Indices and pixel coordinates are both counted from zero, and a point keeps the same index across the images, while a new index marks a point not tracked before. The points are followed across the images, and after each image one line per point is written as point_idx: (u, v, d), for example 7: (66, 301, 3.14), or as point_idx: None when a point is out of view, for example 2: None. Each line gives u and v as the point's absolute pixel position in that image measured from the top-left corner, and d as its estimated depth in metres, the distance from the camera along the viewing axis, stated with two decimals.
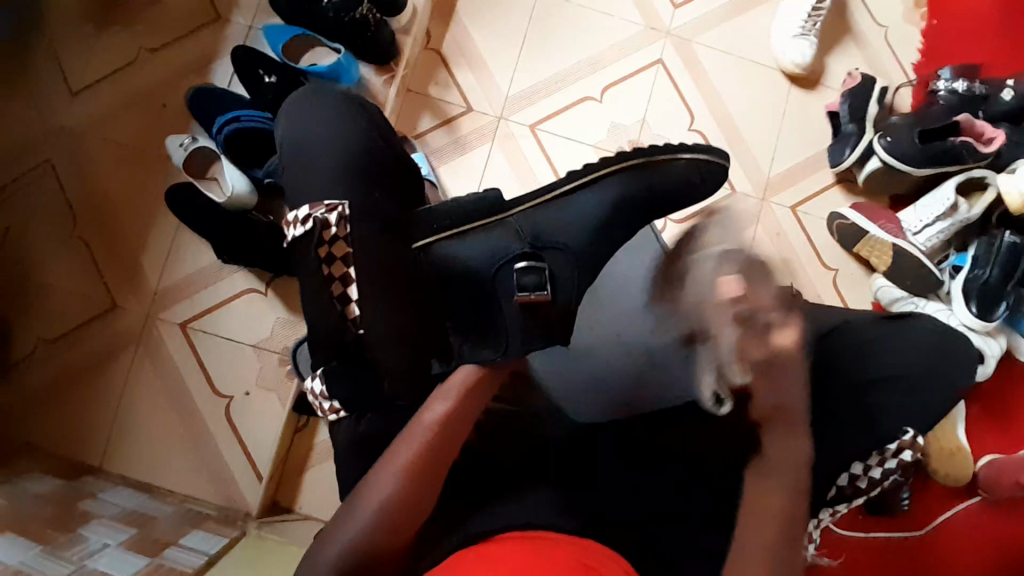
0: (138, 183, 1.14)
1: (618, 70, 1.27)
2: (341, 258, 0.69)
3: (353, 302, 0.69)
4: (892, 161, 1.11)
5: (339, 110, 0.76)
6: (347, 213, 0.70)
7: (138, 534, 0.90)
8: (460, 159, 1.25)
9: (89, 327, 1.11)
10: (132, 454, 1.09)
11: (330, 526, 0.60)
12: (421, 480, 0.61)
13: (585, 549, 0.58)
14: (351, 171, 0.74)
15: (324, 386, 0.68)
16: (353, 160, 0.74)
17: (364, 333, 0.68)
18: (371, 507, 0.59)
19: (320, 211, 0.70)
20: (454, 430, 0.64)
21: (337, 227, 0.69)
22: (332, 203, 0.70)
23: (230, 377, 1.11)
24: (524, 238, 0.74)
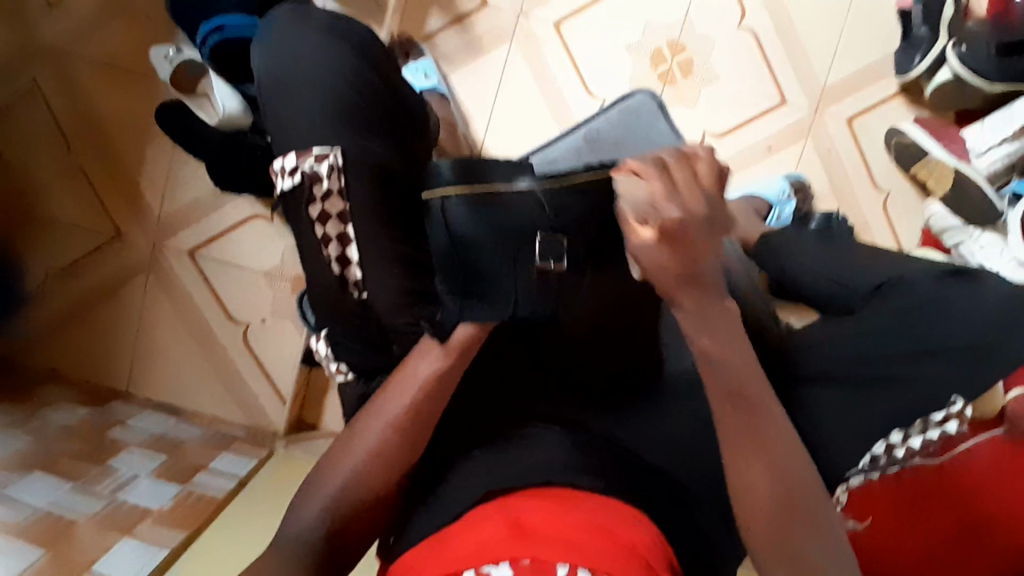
0: (130, 101, 1.06)
1: None
2: (336, 215, 0.62)
3: (353, 265, 0.62)
4: (965, 74, 0.96)
5: (332, 37, 0.66)
6: (340, 162, 0.61)
7: (169, 461, 0.94)
8: (475, 63, 1.11)
9: (101, 255, 1.09)
10: (156, 380, 1.11)
11: (319, 470, 0.60)
12: (409, 437, 0.59)
13: (603, 504, 0.55)
14: (345, 109, 0.63)
15: (330, 351, 0.64)
16: (344, 97, 0.63)
17: (368, 299, 0.62)
18: (358, 462, 0.58)
19: (308, 161, 0.61)
20: (445, 384, 0.60)
21: (330, 181, 0.61)
22: (322, 151, 0.61)
23: (246, 306, 1.09)
24: (545, 214, 0.60)
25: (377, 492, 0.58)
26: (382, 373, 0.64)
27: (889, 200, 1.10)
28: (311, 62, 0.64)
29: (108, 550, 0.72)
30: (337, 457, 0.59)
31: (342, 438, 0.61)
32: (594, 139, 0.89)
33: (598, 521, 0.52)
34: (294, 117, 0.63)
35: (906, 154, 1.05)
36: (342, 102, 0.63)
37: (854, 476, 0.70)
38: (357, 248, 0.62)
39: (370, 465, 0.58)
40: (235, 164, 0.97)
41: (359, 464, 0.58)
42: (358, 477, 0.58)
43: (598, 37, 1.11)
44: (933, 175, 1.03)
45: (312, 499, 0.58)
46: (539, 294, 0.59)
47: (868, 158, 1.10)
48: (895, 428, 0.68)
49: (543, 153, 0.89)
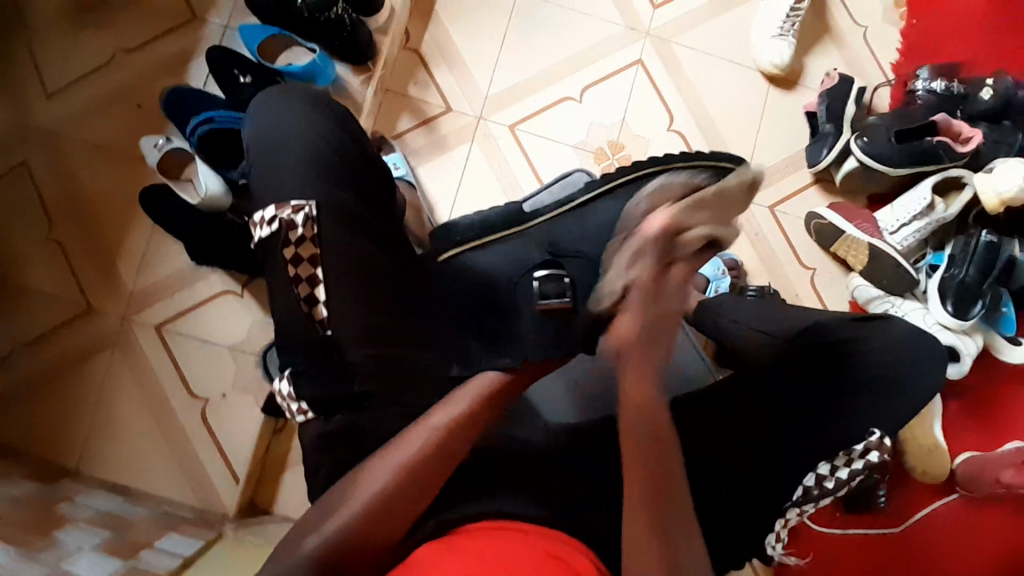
0: (115, 185, 1.14)
1: (599, 70, 1.27)
2: (308, 259, 0.69)
3: (320, 304, 0.69)
4: (869, 161, 1.13)
5: (312, 111, 0.75)
6: (314, 214, 0.69)
7: (114, 536, 0.90)
8: (439, 158, 1.25)
9: (69, 330, 1.11)
10: (108, 457, 1.09)
11: (310, 518, 0.61)
12: (422, 479, 0.61)
13: (559, 542, 0.60)
14: (319, 171, 0.72)
15: (291, 388, 0.68)
16: (319, 161, 0.72)
17: (333, 334, 0.69)
18: (358, 502, 0.59)
19: (286, 211, 0.69)
20: (462, 434, 0.64)
21: (304, 228, 0.69)
22: (298, 203, 0.69)
23: (208, 379, 1.10)
24: (543, 248, 0.80)
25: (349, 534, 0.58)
26: (341, 411, 0.68)
27: (816, 277, 1.22)
28: (285, 124, 0.74)
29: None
30: (342, 499, 0.60)
31: (343, 486, 0.62)
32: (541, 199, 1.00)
33: (550, 556, 0.56)
34: (275, 176, 0.72)
35: (828, 234, 1.17)
36: (309, 155, 0.72)
37: (790, 508, 0.74)
38: (323, 286, 0.69)
39: (375, 499, 0.60)
40: (211, 229, 1.03)
41: (356, 508, 0.59)
42: (362, 511, 0.59)
43: (548, 137, 1.26)
44: (851, 251, 1.16)
45: (309, 532, 0.58)
46: (542, 324, 0.73)
47: (791, 240, 1.23)
48: (822, 461, 0.74)
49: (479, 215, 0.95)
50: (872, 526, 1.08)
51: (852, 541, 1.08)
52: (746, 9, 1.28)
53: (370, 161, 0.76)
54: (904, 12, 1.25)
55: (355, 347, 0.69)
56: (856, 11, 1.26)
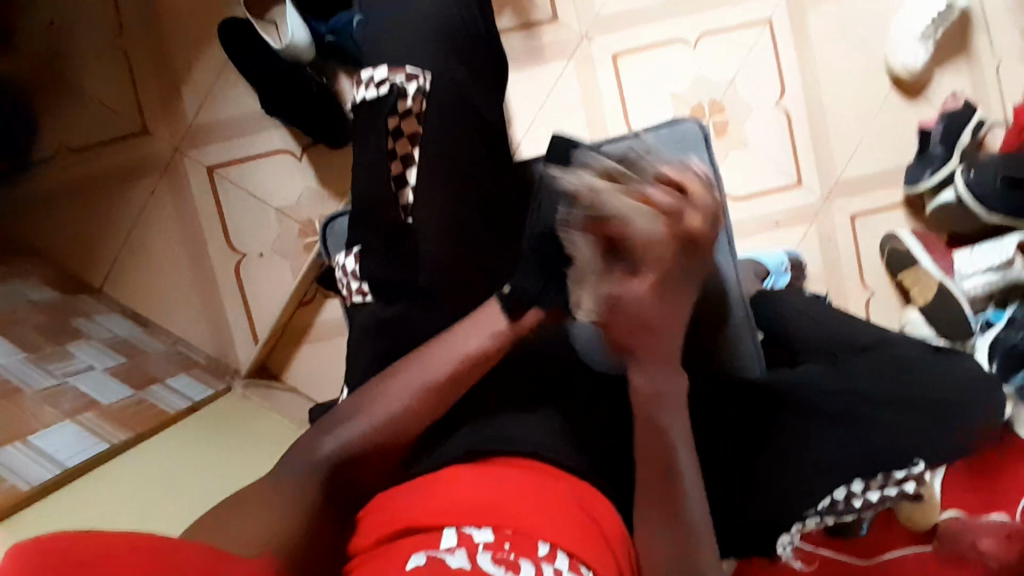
0: (196, 5, 1.06)
1: (721, 21, 1.17)
2: (408, 135, 0.68)
3: (409, 188, 0.68)
4: (969, 199, 1.06)
5: None
6: (426, 88, 0.67)
7: (127, 363, 0.90)
8: (533, 69, 1.17)
9: (119, 146, 1.07)
10: (133, 284, 1.08)
11: (339, 413, 0.61)
12: (441, 402, 0.60)
13: (581, 490, 0.56)
14: (446, 48, 0.69)
15: (357, 266, 0.68)
16: (450, 37, 0.69)
17: (413, 223, 0.67)
18: (387, 409, 0.59)
19: (399, 78, 0.67)
20: (483, 362, 0.62)
21: (414, 102, 0.67)
22: (413, 72, 0.67)
23: (247, 234, 1.07)
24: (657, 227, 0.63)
25: (379, 441, 0.59)
26: (400, 302, 0.67)
27: (872, 300, 1.18)
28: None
29: (44, 427, 0.69)
30: (365, 403, 0.60)
31: (375, 387, 0.61)
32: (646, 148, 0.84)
33: (578, 508, 0.53)
34: (396, 41, 0.69)
35: (897, 260, 1.13)
36: (432, 20, 0.69)
37: (809, 515, 0.69)
38: (417, 171, 0.68)
39: (394, 412, 0.59)
40: (273, 83, 0.97)
41: (384, 413, 0.59)
42: (382, 424, 0.59)
43: (648, 79, 1.17)
44: (917, 284, 1.11)
45: (330, 428, 0.59)
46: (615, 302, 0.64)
47: (863, 255, 1.18)
48: (859, 478, 0.68)
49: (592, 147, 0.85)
50: (839, 549, 1.08)
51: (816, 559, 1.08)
52: None
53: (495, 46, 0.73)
54: None
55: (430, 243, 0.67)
56: (1011, 32, 1.15)
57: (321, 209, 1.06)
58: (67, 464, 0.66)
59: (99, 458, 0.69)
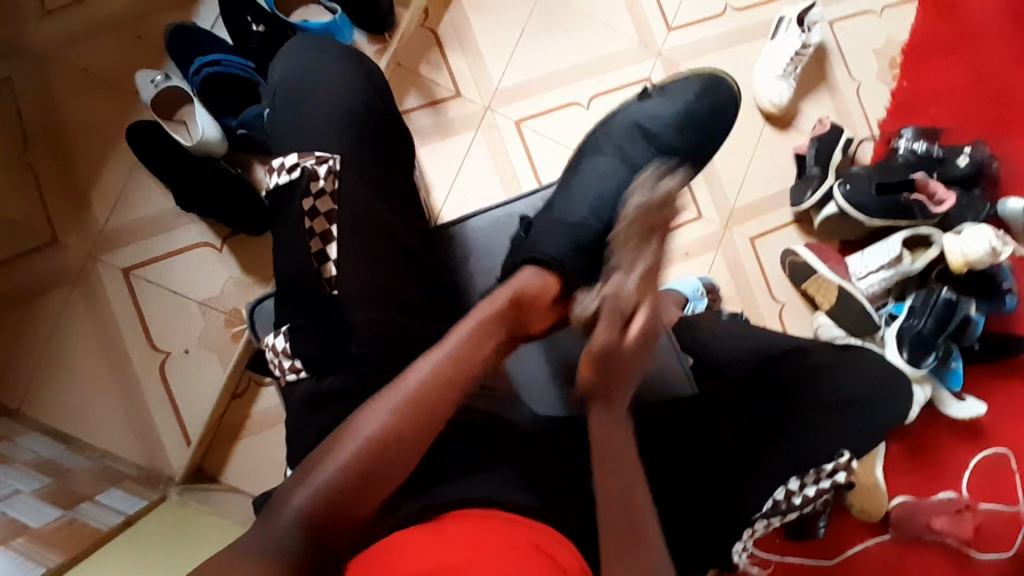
0: (101, 116, 1.07)
1: (609, 81, 1.29)
2: (324, 214, 0.70)
3: (330, 261, 0.69)
4: (849, 209, 1.19)
5: (348, 71, 0.76)
6: (337, 168, 0.71)
7: (53, 483, 0.84)
8: (443, 142, 1.24)
9: (26, 260, 1.04)
10: (52, 401, 1.02)
11: (308, 461, 0.55)
12: (418, 414, 0.57)
13: (537, 532, 0.57)
14: (353, 130, 0.73)
15: (287, 344, 0.68)
16: (355, 120, 0.73)
17: (339, 295, 0.68)
18: (360, 438, 0.55)
19: (309, 161, 0.71)
20: (457, 370, 0.60)
21: (326, 181, 0.70)
22: (323, 155, 0.71)
23: (172, 333, 1.05)
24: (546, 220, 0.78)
25: (354, 478, 0.54)
26: (334, 374, 0.67)
27: (784, 311, 1.27)
28: (330, 71, 0.76)
29: None
30: (333, 444, 0.56)
31: (345, 425, 0.57)
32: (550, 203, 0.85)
33: (533, 548, 0.54)
34: (308, 129, 0.73)
35: (800, 271, 1.23)
36: (338, 105, 0.74)
37: (757, 519, 0.74)
38: (335, 246, 0.70)
39: (371, 443, 0.55)
40: (204, 182, 0.99)
41: (361, 439, 0.55)
42: (355, 459, 0.54)
43: (552, 139, 1.26)
44: (821, 291, 1.21)
45: (297, 482, 0.53)
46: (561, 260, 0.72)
47: (768, 273, 1.27)
48: (794, 475, 0.75)
49: (503, 208, 0.84)
50: (807, 554, 1.12)
51: (788, 569, 1.12)
52: (756, 46, 1.32)
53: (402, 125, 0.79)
54: (897, 74, 1.33)
55: (355, 309, 0.68)
56: (853, 65, 1.33)
57: (247, 296, 1.06)
58: None
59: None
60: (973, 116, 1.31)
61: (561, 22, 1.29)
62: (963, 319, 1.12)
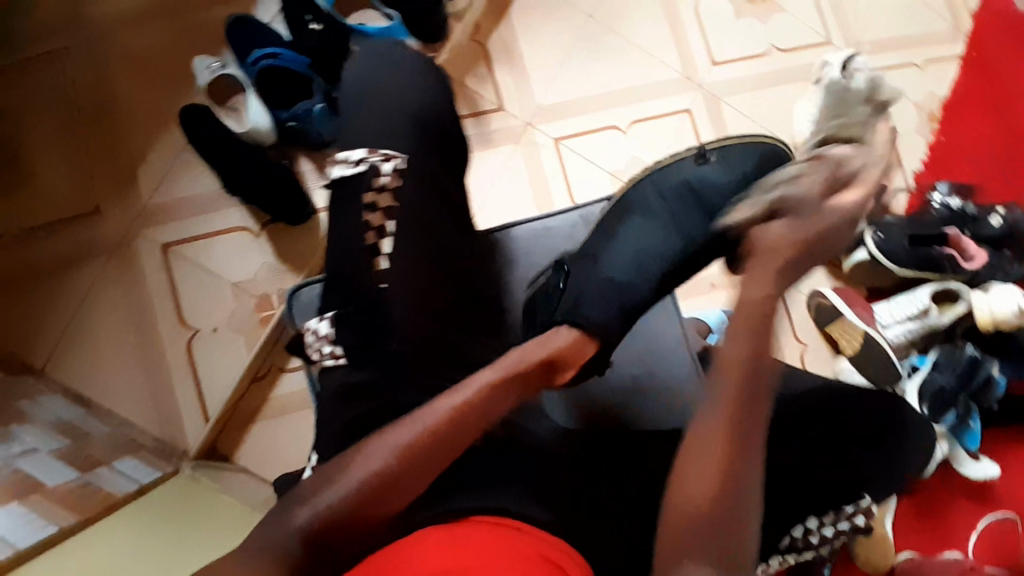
0: (157, 97, 1.11)
1: (649, 107, 1.31)
2: (383, 209, 0.72)
3: (384, 255, 0.71)
4: (880, 257, 1.20)
5: (417, 77, 0.79)
6: (403, 167, 0.73)
7: (72, 446, 0.87)
8: (490, 151, 1.27)
9: (71, 227, 1.07)
10: (78, 366, 1.04)
11: (313, 481, 0.57)
12: (426, 464, 0.57)
13: (546, 542, 0.56)
14: (416, 129, 0.76)
15: (331, 329, 0.71)
16: (419, 120, 0.76)
17: (387, 288, 0.70)
18: (364, 471, 0.56)
19: (376, 157, 0.73)
20: (467, 426, 0.59)
21: (390, 178, 0.73)
22: (389, 153, 0.74)
23: (202, 311, 1.07)
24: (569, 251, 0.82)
25: (354, 504, 0.55)
26: (361, 365, 0.69)
27: (805, 352, 1.26)
28: (404, 73, 0.79)
29: None
30: (336, 470, 0.56)
31: (351, 452, 0.58)
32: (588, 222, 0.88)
33: (540, 557, 0.54)
34: (374, 124, 0.75)
35: (826, 312, 1.22)
36: (398, 106, 0.76)
37: (773, 555, 0.72)
38: (392, 241, 0.71)
39: (376, 477, 0.55)
40: (261, 172, 1.02)
41: (366, 472, 0.56)
42: (355, 492, 0.55)
43: (589, 160, 1.28)
44: (845, 335, 1.20)
45: (301, 500, 0.55)
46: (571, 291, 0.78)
47: (792, 313, 1.28)
48: (814, 515, 0.72)
49: (542, 221, 0.86)
50: None
51: None
52: (798, 87, 1.33)
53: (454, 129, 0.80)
54: (936, 128, 1.33)
55: (393, 303, 0.70)
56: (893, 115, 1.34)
57: (279, 282, 1.08)
58: (19, 545, 0.64)
59: (27, 552, 0.63)
60: (1010, 177, 1.30)
61: (605, 48, 1.32)
62: (986, 379, 1.12)
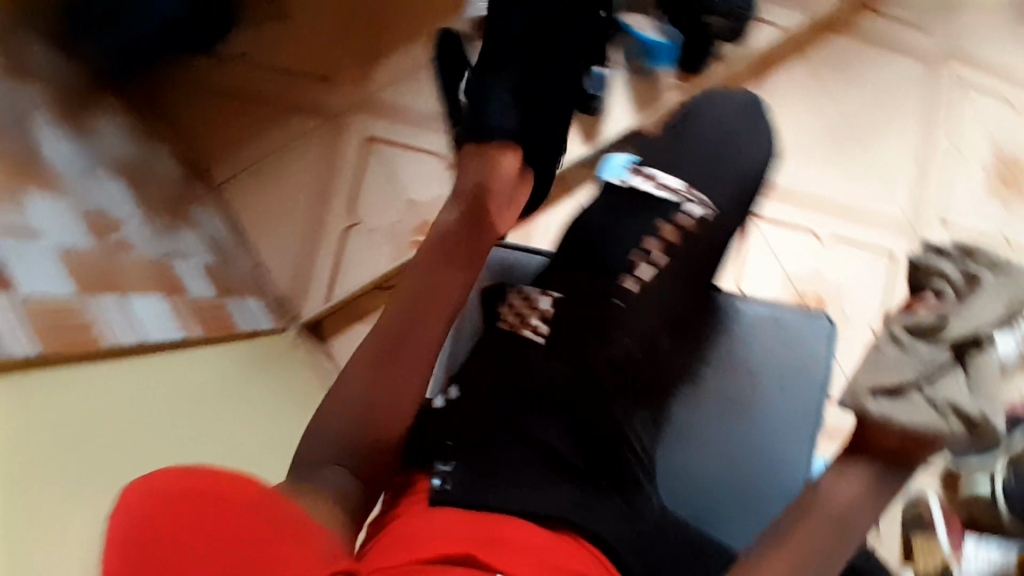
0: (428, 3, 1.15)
1: (855, 231, 1.25)
2: (667, 242, 0.76)
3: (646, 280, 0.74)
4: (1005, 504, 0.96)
5: (739, 128, 0.85)
6: (708, 220, 0.78)
7: (218, 268, 0.93)
8: (784, 229, 1.24)
9: (303, 81, 1.13)
10: (246, 198, 1.10)
11: (308, 441, 0.59)
12: (390, 364, 0.63)
13: None
14: (709, 176, 0.81)
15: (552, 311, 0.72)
16: (716, 169, 0.81)
17: (626, 308, 0.72)
18: (344, 409, 0.60)
19: (689, 197, 0.79)
20: (421, 327, 0.67)
21: (689, 222, 0.77)
22: (700, 202, 0.79)
23: (371, 208, 1.11)
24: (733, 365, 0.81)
25: (354, 431, 0.59)
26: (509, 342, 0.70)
27: None
28: (708, 131, 0.84)
29: (141, 293, 0.71)
30: (319, 426, 0.60)
31: (319, 413, 0.61)
32: (778, 326, 0.83)
33: None
34: (672, 160, 0.82)
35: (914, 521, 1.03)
36: (552, 108, 0.87)
37: None
38: (654, 270, 0.75)
39: (361, 399, 0.61)
40: (458, 55, 0.97)
41: (348, 405, 0.60)
42: (347, 426, 0.59)
43: (773, 248, 1.24)
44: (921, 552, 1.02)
45: (311, 454, 0.58)
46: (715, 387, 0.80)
47: None
48: None
49: (743, 301, 0.83)
50: None
51: None
52: None
53: (714, 180, 0.80)
54: None
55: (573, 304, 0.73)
56: None
57: None
58: (145, 339, 0.68)
59: (141, 349, 0.67)
60: None
61: (840, 154, 1.27)
62: None
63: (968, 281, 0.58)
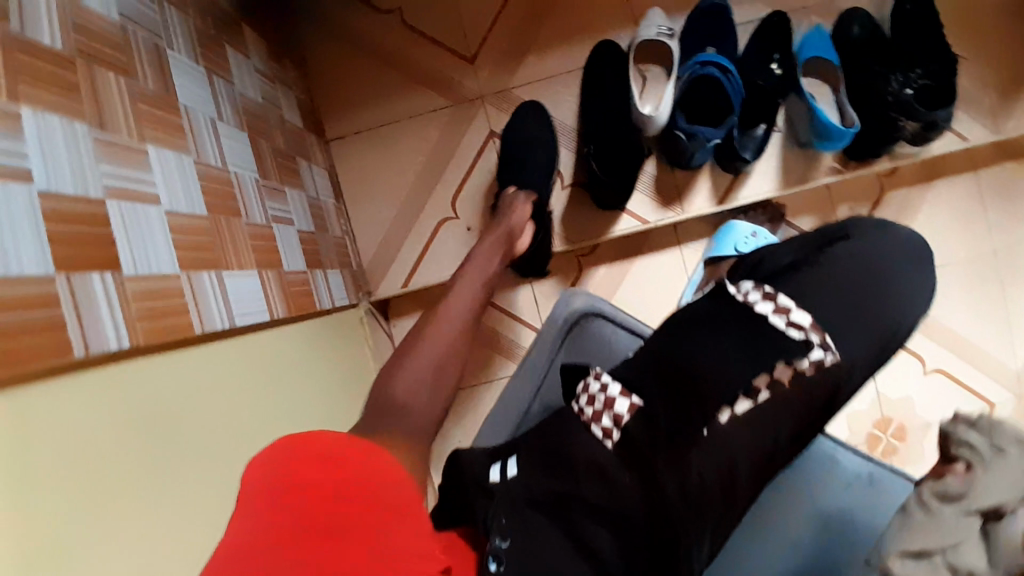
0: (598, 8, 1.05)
1: (964, 371, 1.15)
2: (776, 379, 0.64)
3: (735, 413, 0.63)
4: None
5: (889, 270, 0.72)
6: (825, 365, 0.65)
7: (313, 235, 0.90)
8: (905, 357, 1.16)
9: (444, 53, 1.06)
10: (354, 159, 1.07)
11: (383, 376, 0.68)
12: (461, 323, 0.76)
13: None
14: (845, 315, 0.68)
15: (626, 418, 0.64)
16: (857, 310, 0.69)
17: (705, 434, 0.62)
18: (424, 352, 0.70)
19: (814, 336, 0.66)
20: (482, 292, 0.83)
21: (807, 367, 0.64)
22: (824, 345, 0.66)
23: (473, 206, 1.06)
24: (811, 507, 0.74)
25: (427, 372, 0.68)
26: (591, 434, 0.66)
27: None
28: (860, 268, 0.72)
29: (241, 268, 0.68)
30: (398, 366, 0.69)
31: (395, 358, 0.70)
32: (869, 485, 0.75)
33: None
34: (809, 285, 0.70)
35: None
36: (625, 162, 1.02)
37: None
38: (750, 407, 0.63)
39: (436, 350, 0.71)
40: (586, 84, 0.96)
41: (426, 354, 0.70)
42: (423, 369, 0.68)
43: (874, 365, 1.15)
44: None
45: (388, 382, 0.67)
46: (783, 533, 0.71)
47: None
48: None
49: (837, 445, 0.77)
50: None
51: None
52: None
53: (874, 324, 0.69)
54: None
55: (677, 419, 0.63)
56: None
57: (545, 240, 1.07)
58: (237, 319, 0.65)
59: (223, 333, 0.62)
60: None
61: (973, 288, 1.15)
62: None
63: (989, 457, 0.60)
